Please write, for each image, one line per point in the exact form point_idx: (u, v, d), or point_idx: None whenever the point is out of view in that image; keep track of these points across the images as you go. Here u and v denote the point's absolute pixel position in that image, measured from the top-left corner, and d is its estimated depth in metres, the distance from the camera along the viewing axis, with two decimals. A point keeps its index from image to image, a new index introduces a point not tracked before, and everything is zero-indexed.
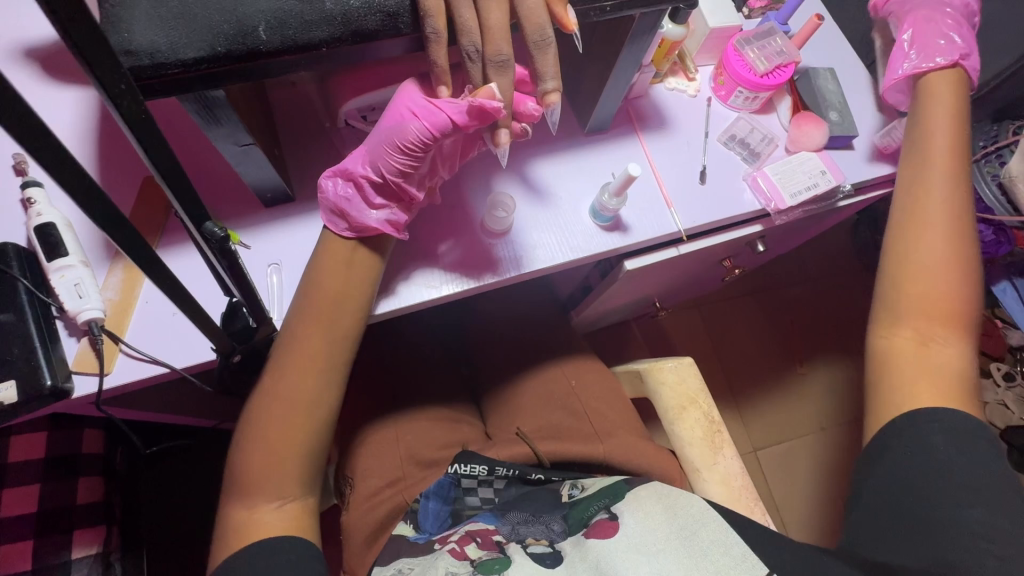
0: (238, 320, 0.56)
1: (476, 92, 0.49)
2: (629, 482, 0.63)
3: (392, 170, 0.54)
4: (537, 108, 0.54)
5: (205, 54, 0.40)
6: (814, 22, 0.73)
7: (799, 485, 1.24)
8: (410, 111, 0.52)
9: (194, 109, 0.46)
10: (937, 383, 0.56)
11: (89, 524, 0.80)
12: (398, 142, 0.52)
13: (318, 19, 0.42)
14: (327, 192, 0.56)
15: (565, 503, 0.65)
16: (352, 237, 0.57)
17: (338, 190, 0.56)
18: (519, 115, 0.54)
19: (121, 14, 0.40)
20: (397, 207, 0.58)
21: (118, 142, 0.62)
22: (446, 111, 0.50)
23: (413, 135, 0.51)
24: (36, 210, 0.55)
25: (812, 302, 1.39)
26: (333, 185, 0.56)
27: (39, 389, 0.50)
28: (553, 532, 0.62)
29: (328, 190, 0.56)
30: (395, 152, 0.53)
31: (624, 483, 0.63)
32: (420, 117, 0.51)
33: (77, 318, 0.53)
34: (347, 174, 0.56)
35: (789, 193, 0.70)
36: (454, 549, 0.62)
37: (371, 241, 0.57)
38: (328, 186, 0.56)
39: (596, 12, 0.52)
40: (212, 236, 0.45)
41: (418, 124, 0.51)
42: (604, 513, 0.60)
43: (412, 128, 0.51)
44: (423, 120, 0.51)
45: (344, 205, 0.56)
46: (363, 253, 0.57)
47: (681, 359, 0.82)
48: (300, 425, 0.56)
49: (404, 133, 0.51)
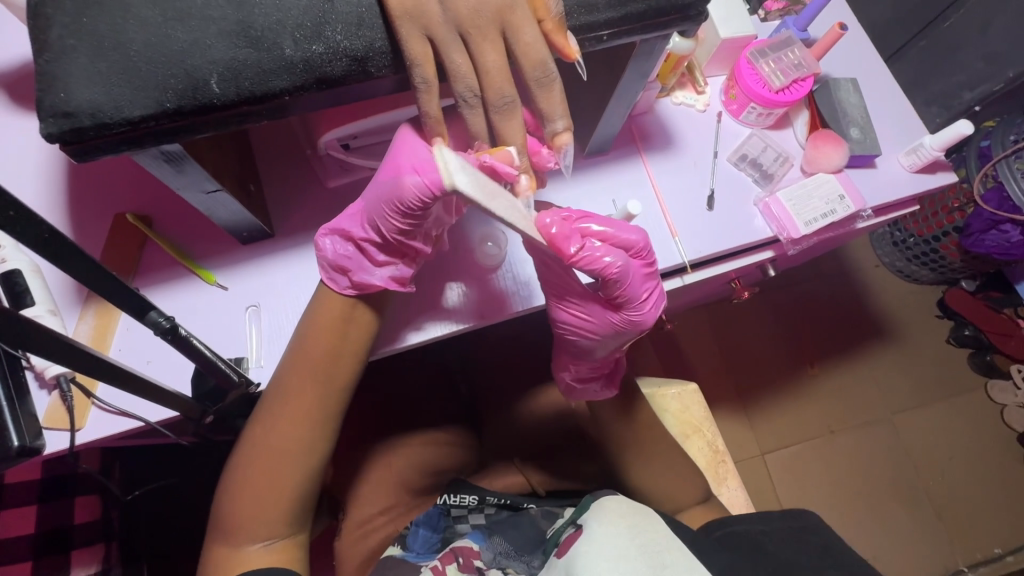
0: (208, 382, 0.54)
1: (491, 153, 0.46)
2: (596, 494, 0.59)
3: (391, 229, 0.51)
4: (552, 154, 0.51)
5: (151, 111, 0.39)
6: (836, 31, 0.67)
7: (811, 494, 1.18)
8: (409, 166, 0.48)
9: (156, 161, 0.44)
10: (689, 485, 0.65)
11: (87, 543, 0.74)
12: (396, 201, 0.48)
13: (276, 69, 0.40)
14: (325, 251, 0.53)
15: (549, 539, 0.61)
16: (353, 295, 0.53)
17: (337, 248, 0.53)
18: (535, 163, 0.52)
19: (59, 73, 0.39)
20: (401, 262, 0.54)
21: (82, 172, 0.58)
22: (449, 168, 0.46)
23: (412, 193, 0.47)
24: (0, 254, 0.52)
25: (826, 299, 1.28)
26: (330, 243, 0.53)
27: (7, 449, 0.44)
28: (533, 568, 0.60)
29: (326, 248, 0.53)
30: (393, 210, 0.49)
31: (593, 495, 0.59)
32: (419, 172, 0.47)
33: (45, 373, 0.51)
34: (344, 232, 0.53)
35: (803, 221, 0.64)
36: (436, 566, 0.58)
37: (370, 297, 0.54)
38: (326, 244, 0.53)
39: (591, 42, 0.46)
40: (157, 324, 0.48)
41: (417, 180, 0.47)
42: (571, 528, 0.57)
43: (409, 185, 0.47)
44: (424, 176, 0.47)
45: (346, 262, 0.53)
46: (362, 310, 0.53)
47: (684, 384, 0.78)
48: (285, 473, 0.53)
49: (402, 191, 0.47)
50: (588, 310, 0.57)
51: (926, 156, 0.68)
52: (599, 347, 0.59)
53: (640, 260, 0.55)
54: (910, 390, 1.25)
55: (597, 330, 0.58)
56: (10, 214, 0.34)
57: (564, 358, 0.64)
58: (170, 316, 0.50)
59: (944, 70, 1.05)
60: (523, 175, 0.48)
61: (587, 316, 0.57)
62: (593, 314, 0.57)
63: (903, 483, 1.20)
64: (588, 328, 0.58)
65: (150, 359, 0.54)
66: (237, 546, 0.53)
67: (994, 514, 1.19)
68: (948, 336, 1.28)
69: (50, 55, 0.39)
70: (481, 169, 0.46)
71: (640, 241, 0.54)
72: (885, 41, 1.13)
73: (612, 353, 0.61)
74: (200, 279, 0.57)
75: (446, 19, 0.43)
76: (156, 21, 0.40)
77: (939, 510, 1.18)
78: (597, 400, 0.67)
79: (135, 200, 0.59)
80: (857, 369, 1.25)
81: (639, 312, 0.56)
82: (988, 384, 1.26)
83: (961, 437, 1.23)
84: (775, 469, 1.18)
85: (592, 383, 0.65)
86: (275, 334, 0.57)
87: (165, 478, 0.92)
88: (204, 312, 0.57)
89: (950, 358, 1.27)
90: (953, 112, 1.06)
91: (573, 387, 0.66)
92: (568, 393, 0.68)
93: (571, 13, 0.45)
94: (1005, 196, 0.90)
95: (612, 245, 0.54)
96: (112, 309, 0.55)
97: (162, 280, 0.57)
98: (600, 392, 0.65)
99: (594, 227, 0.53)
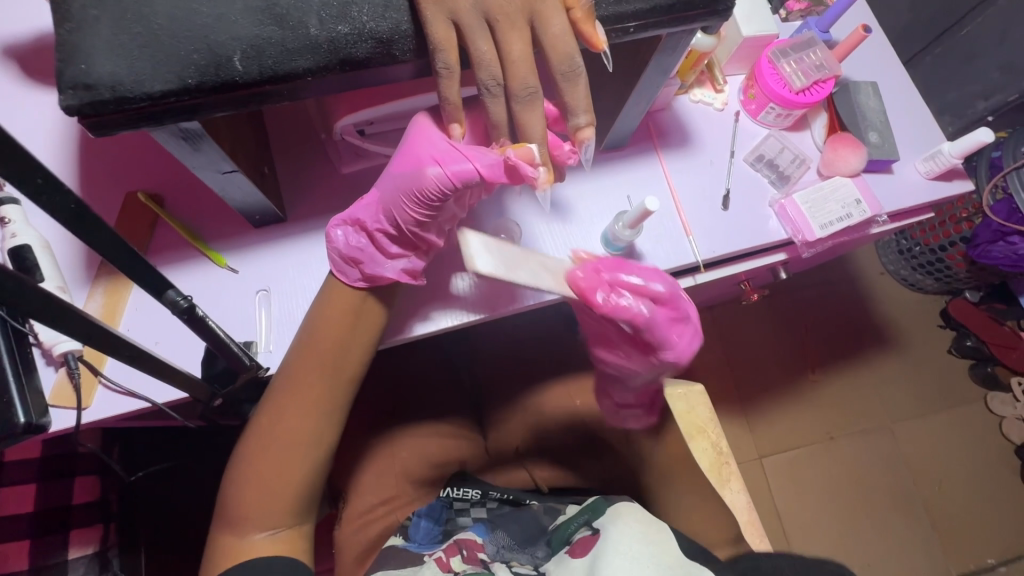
0: (218, 364, 0.54)
1: (513, 149, 0.46)
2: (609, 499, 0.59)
3: (408, 220, 0.51)
4: (571, 150, 0.50)
5: (172, 87, 0.38)
6: (859, 34, 0.67)
7: (810, 499, 1.18)
8: (430, 156, 0.48)
9: (174, 138, 0.43)
10: None
11: (88, 522, 0.74)
12: (416, 191, 0.49)
13: (301, 48, 0.40)
14: (337, 242, 0.52)
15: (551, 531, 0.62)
16: (363, 287, 0.53)
17: (349, 239, 0.53)
18: (553, 156, 0.51)
19: (80, 44, 0.38)
20: (414, 255, 0.54)
21: (95, 150, 0.58)
22: (473, 162, 0.47)
23: (433, 183, 0.48)
24: (11, 230, 0.52)
25: (831, 305, 1.28)
26: (343, 234, 0.53)
27: (12, 428, 0.45)
28: (538, 558, 0.59)
29: (338, 240, 0.52)
30: (412, 200, 0.49)
31: (605, 498, 0.59)
32: (442, 163, 0.48)
33: (53, 350, 0.51)
34: (357, 221, 0.53)
35: (819, 224, 0.64)
36: (441, 558, 0.57)
37: (380, 292, 0.53)
38: (339, 236, 0.52)
39: (618, 34, 0.46)
40: (177, 304, 0.48)
41: (438, 171, 0.47)
42: (585, 530, 0.57)
43: (431, 175, 0.48)
44: (445, 168, 0.47)
45: (357, 254, 0.52)
46: (372, 303, 0.53)
47: (692, 383, 0.75)
48: (291, 462, 0.53)
49: (424, 182, 0.48)
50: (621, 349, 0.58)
51: (944, 163, 0.67)
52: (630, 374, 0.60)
53: (671, 305, 0.54)
54: (909, 399, 1.25)
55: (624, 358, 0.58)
56: (40, 180, 0.33)
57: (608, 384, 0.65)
58: (188, 296, 0.49)
59: (959, 79, 1.04)
60: (543, 167, 0.47)
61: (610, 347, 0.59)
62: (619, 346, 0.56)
63: (899, 490, 1.20)
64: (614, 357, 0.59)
65: (158, 340, 0.54)
66: (242, 534, 0.52)
67: (989, 526, 1.19)
68: (950, 347, 1.27)
69: (70, 25, 0.39)
70: (503, 164, 0.47)
71: (667, 291, 0.53)
72: (902, 48, 1.13)
73: (650, 382, 0.60)
74: (211, 260, 0.57)
75: (473, 5, 0.43)
76: None
77: (935, 519, 1.18)
78: (642, 424, 0.65)
79: (149, 178, 0.58)
80: (859, 375, 1.25)
81: (673, 353, 0.55)
82: (987, 397, 1.26)
83: (959, 448, 1.23)
84: (774, 473, 1.18)
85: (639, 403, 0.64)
86: (286, 318, 0.57)
87: (166, 460, 0.91)
88: (215, 295, 0.56)
89: (951, 369, 1.27)
90: (968, 121, 1.05)
91: (618, 406, 0.65)
92: (617, 418, 0.66)
93: (601, 3, 0.45)
94: (1015, 207, 0.89)
95: (641, 292, 0.53)
96: (123, 287, 0.55)
97: (173, 260, 0.57)
98: (639, 418, 0.64)
99: (624, 276, 0.53)
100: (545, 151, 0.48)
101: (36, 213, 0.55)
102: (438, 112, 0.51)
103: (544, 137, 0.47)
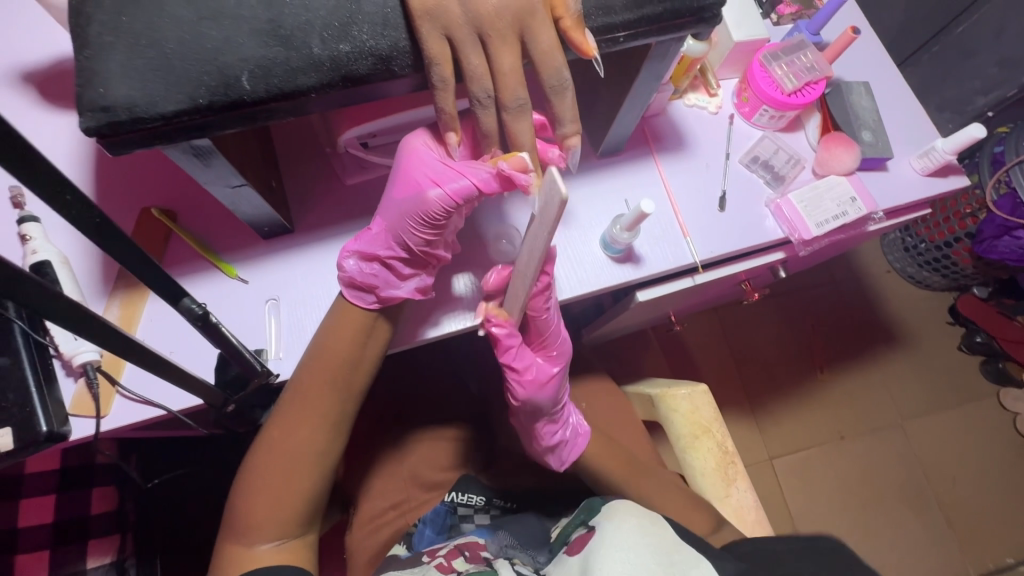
0: (229, 370, 0.56)
1: (505, 161, 0.48)
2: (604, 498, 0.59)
3: (416, 241, 0.53)
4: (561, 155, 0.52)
5: (183, 107, 0.41)
6: (848, 35, 0.68)
7: (819, 500, 1.17)
8: (427, 179, 0.51)
9: (185, 155, 0.46)
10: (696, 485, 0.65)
11: (104, 533, 0.76)
12: (421, 214, 0.51)
13: (305, 67, 0.42)
14: (350, 271, 0.54)
15: (554, 541, 0.63)
16: (378, 309, 0.55)
17: (361, 268, 0.54)
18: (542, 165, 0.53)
19: (96, 68, 0.41)
20: (425, 273, 0.56)
21: (109, 168, 0.60)
22: (468, 179, 0.49)
23: (436, 205, 0.50)
24: (31, 247, 0.54)
25: (836, 305, 1.28)
26: (353, 264, 0.54)
27: (35, 436, 0.48)
28: (538, 562, 0.61)
29: (350, 269, 0.54)
30: (418, 222, 0.52)
31: (600, 498, 0.59)
32: (440, 184, 0.50)
33: (72, 360, 0.53)
34: (363, 251, 0.54)
35: (814, 222, 0.65)
36: (442, 563, 0.57)
37: (391, 311, 0.55)
38: (350, 265, 0.54)
39: (607, 44, 0.47)
40: (191, 312, 0.50)
41: (440, 193, 0.50)
42: (581, 529, 0.57)
43: (433, 198, 0.50)
44: (445, 187, 0.50)
45: (372, 280, 0.54)
46: (383, 321, 0.55)
47: (695, 384, 0.74)
48: (300, 471, 0.54)
49: (427, 204, 0.50)
50: (544, 367, 0.62)
51: (939, 159, 0.68)
52: (553, 399, 0.62)
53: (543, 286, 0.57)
54: (920, 396, 1.25)
55: (560, 366, 0.63)
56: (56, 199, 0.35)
57: (542, 428, 0.64)
58: (202, 304, 0.52)
59: (956, 76, 1.05)
60: (535, 172, 0.49)
61: (541, 371, 0.61)
62: (557, 346, 0.63)
63: (911, 488, 1.19)
64: (551, 379, 0.61)
65: (172, 350, 0.56)
66: (250, 543, 0.54)
67: (1005, 527, 1.18)
68: (960, 343, 1.27)
69: (86, 51, 0.41)
70: (497, 177, 0.49)
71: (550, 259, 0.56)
72: (898, 48, 1.13)
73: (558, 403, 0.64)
74: (222, 271, 0.59)
75: (465, 20, 0.45)
76: (191, 20, 0.42)
77: (949, 518, 1.17)
78: (583, 449, 0.67)
79: (160, 194, 0.60)
80: (866, 373, 1.25)
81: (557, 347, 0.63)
82: (1000, 393, 1.25)
83: (972, 447, 1.22)
84: (783, 474, 1.18)
85: (572, 430, 0.66)
86: (296, 325, 0.58)
87: (179, 468, 0.93)
88: (224, 304, 0.58)
89: (962, 366, 1.27)
90: (967, 117, 1.06)
91: (555, 448, 0.66)
92: (563, 465, 0.67)
93: (590, 15, 0.46)
94: (1018, 201, 0.88)
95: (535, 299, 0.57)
96: (140, 299, 0.57)
97: (186, 272, 0.59)
98: (580, 445, 0.66)
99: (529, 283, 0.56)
100: (535, 156, 0.49)
101: (54, 229, 0.58)
102: (435, 126, 0.53)
103: (535, 147, 0.49)
